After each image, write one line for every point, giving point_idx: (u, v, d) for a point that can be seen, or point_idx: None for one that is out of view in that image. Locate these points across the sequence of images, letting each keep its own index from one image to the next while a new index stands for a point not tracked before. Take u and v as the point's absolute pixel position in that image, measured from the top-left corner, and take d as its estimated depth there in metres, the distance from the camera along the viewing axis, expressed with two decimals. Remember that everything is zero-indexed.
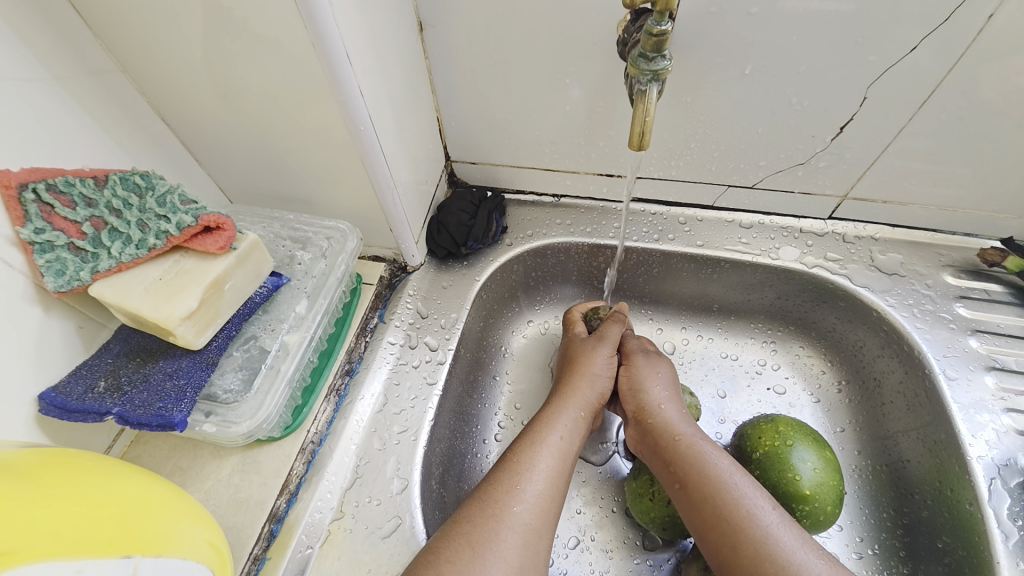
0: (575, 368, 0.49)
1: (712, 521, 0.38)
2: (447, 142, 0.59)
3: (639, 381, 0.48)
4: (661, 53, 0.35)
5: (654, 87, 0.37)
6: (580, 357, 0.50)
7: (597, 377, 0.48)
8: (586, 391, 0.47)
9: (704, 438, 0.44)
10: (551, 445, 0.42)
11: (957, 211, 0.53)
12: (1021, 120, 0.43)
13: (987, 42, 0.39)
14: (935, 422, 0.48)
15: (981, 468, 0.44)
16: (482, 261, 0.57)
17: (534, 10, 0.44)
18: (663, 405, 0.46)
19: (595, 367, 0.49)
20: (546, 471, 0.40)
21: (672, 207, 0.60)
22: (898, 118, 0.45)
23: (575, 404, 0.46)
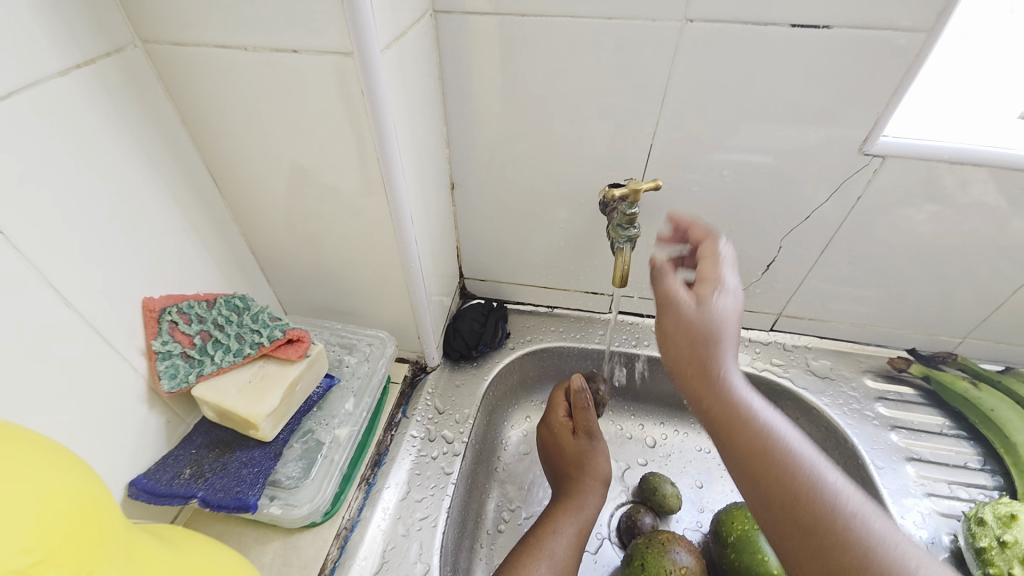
0: (568, 459, 0.56)
1: (777, 494, 0.34)
2: (462, 263, 0.72)
3: (682, 342, 0.41)
4: (632, 225, 0.49)
5: (629, 246, 0.51)
6: (572, 450, 0.56)
7: (586, 467, 0.55)
8: (581, 480, 0.54)
9: (760, 402, 0.38)
10: (563, 534, 0.48)
11: (867, 326, 0.67)
12: (892, 260, 0.59)
13: (860, 211, 0.56)
14: None
15: None
16: (490, 362, 0.67)
17: (539, 177, 0.60)
18: (710, 374, 0.39)
19: (589, 460, 0.55)
20: (560, 556, 0.46)
21: (645, 318, 0.73)
22: (808, 260, 0.62)
23: (578, 496, 0.53)
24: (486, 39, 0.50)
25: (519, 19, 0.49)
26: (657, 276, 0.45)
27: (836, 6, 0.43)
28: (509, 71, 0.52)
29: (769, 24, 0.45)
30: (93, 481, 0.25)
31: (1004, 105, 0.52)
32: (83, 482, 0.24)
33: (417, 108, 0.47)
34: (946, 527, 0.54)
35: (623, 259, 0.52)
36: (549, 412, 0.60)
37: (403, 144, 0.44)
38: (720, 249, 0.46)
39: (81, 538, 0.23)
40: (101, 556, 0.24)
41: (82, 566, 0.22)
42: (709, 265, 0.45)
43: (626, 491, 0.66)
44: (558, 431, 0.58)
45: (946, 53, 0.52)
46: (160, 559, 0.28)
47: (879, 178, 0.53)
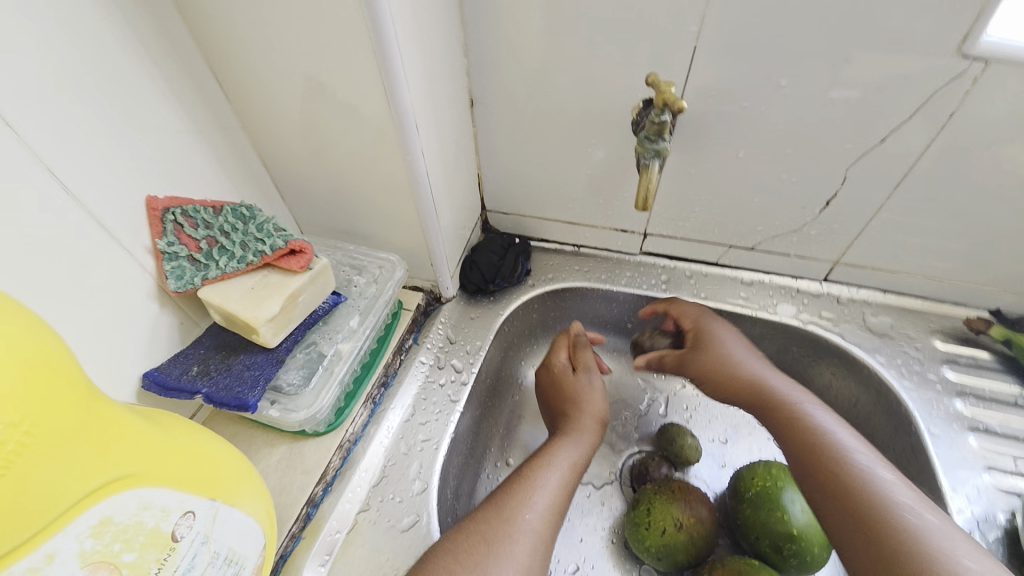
0: (568, 398, 0.55)
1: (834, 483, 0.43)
2: (484, 194, 0.68)
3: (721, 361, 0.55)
4: (662, 137, 0.45)
5: (657, 162, 0.47)
6: (572, 389, 0.55)
7: (587, 404, 0.54)
8: (580, 417, 0.53)
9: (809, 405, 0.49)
10: (559, 470, 0.47)
11: (943, 281, 0.58)
12: (986, 201, 0.49)
13: (950, 139, 0.46)
14: (921, 475, 0.51)
15: (962, 522, 0.47)
16: (507, 298, 0.66)
17: (565, 94, 0.54)
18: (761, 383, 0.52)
19: (588, 398, 0.55)
20: (553, 489, 0.45)
21: (679, 262, 0.67)
22: (877, 198, 0.52)
23: (577, 431, 0.52)
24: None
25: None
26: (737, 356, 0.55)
27: None
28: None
29: None
30: (63, 350, 0.26)
31: None
32: (49, 348, 0.25)
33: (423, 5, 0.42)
34: (1004, 505, 0.48)
35: (650, 178, 0.48)
36: (547, 357, 0.59)
37: (405, 41, 0.39)
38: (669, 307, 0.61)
39: (39, 395, 0.24)
40: (63, 416, 0.25)
41: (36, 419, 0.24)
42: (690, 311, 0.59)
43: (642, 438, 0.63)
44: (557, 372, 0.57)
45: None
46: (136, 432, 0.29)
47: (983, 94, 0.43)
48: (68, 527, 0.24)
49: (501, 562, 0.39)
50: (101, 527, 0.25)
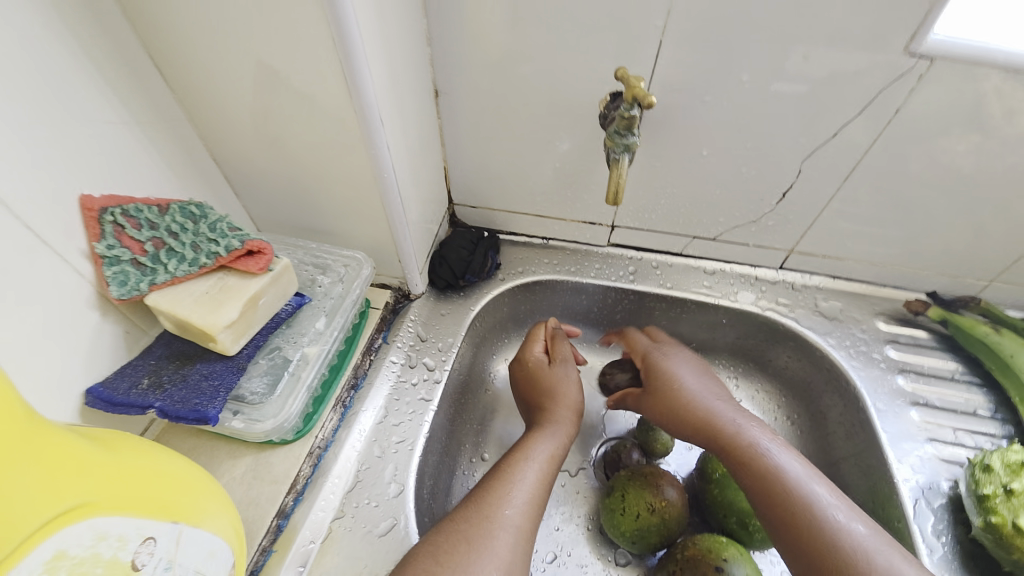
0: (544, 391, 0.55)
1: (780, 505, 0.43)
2: (451, 187, 0.67)
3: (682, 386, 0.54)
4: (631, 132, 0.46)
5: (626, 157, 0.48)
6: (548, 382, 0.56)
7: (563, 396, 0.55)
8: (558, 408, 0.54)
9: (758, 430, 0.49)
10: (535, 462, 0.47)
11: (885, 266, 0.62)
12: (923, 192, 0.53)
13: (895, 133, 0.49)
14: (868, 448, 0.55)
15: (907, 490, 0.51)
16: (477, 293, 0.65)
17: (532, 85, 0.53)
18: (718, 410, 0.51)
19: (564, 390, 0.55)
20: (532, 482, 0.45)
21: (645, 253, 0.68)
22: (828, 189, 0.55)
23: (555, 423, 0.52)
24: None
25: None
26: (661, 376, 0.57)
27: None
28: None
29: None
30: None
31: None
32: None
33: None
34: (946, 473, 0.52)
35: (619, 173, 0.48)
36: (522, 350, 0.59)
37: (366, 26, 0.37)
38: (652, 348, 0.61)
39: None
40: None
41: None
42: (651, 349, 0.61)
43: (614, 426, 0.65)
44: (532, 365, 0.57)
45: None
46: (81, 456, 0.27)
47: (923, 91, 0.45)
48: (18, 566, 0.21)
49: (484, 558, 0.38)
50: (55, 562, 0.23)
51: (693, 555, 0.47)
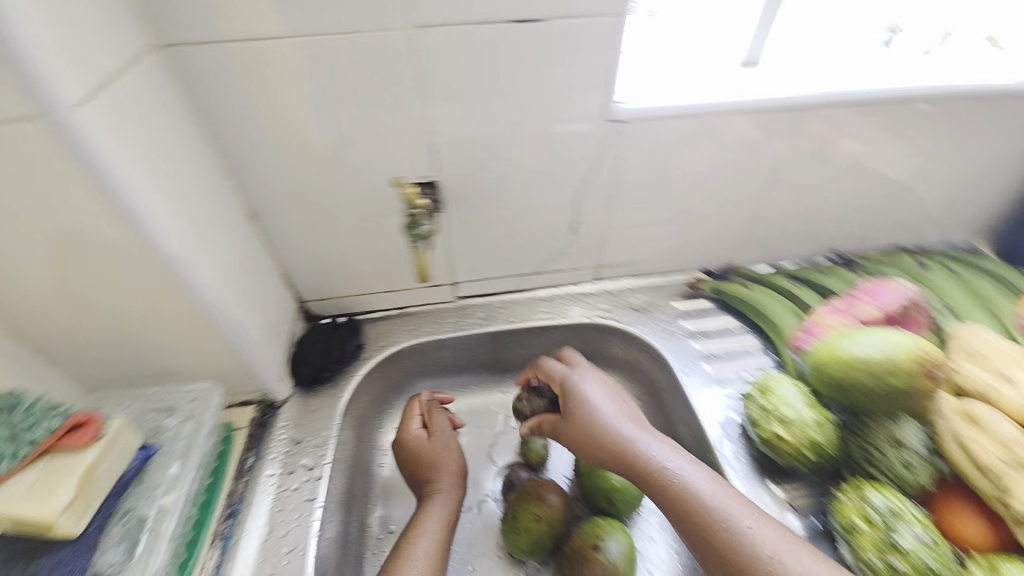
0: (426, 464, 0.60)
1: (698, 522, 0.47)
2: (297, 289, 0.70)
3: (598, 420, 0.57)
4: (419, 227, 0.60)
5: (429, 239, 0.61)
6: (430, 454, 0.61)
7: (444, 463, 0.60)
8: (443, 477, 0.59)
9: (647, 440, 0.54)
10: (431, 534, 0.53)
11: (668, 260, 0.78)
12: (666, 204, 0.70)
13: (630, 171, 0.64)
14: (681, 403, 0.68)
15: (713, 427, 0.63)
16: (345, 377, 0.69)
17: (338, 190, 0.60)
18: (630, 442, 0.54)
19: (444, 457, 0.61)
20: (428, 552, 0.52)
21: (489, 296, 0.78)
22: (603, 218, 0.70)
23: (440, 494, 0.58)
24: (234, 66, 0.49)
25: (267, 41, 0.48)
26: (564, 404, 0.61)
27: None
28: (274, 99, 0.52)
29: (494, 17, 0.50)
30: None
31: (711, 71, 0.64)
32: None
33: (160, 152, 0.45)
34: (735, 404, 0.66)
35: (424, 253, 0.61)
36: (399, 433, 0.63)
37: (146, 185, 0.42)
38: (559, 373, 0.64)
39: None
40: None
41: None
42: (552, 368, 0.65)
43: (504, 455, 0.72)
44: (411, 444, 0.62)
45: (655, 45, 0.66)
46: None
47: (632, 140, 0.61)
48: None
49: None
50: None
51: (580, 544, 0.55)
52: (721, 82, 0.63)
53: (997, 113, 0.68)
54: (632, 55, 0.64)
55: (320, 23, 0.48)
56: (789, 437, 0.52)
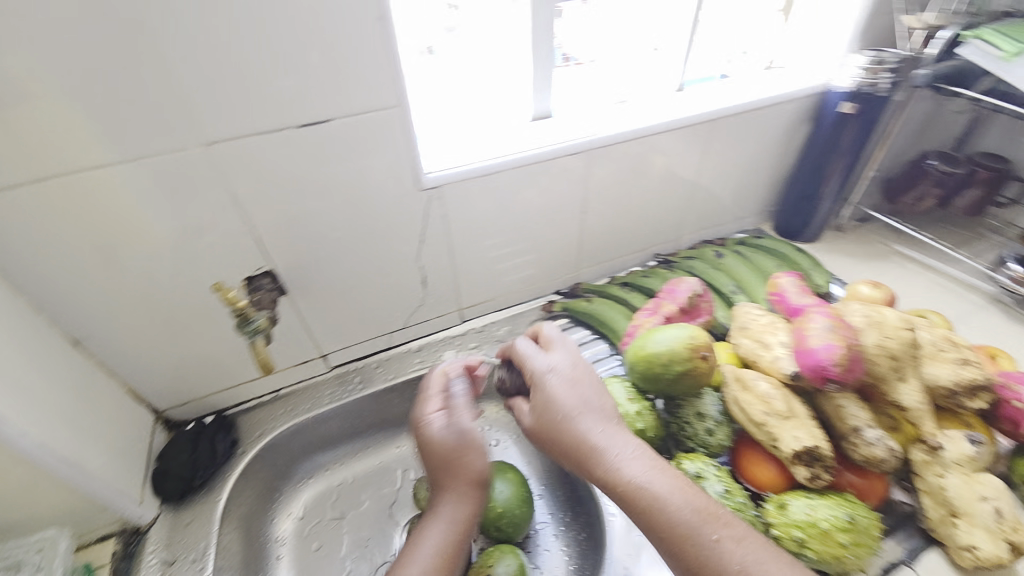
0: (436, 464, 0.55)
1: (662, 535, 0.45)
2: (150, 401, 0.68)
3: (575, 421, 0.51)
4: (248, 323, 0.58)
5: (261, 337, 0.59)
6: (433, 455, 0.55)
7: (456, 462, 0.54)
8: (451, 480, 0.54)
9: (625, 453, 0.48)
10: (443, 531, 0.52)
11: (521, 290, 0.87)
12: (501, 245, 0.78)
13: (458, 227, 0.72)
14: None
15: None
16: (220, 479, 0.68)
17: (170, 299, 0.60)
18: (610, 452, 0.49)
19: (454, 456, 0.55)
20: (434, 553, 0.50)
21: (364, 359, 0.81)
22: (448, 269, 0.76)
23: (449, 496, 0.53)
24: (35, 203, 0.49)
25: (95, 170, 0.49)
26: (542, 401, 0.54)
27: (328, 103, 0.53)
28: (85, 225, 0.52)
29: (280, 125, 0.53)
30: None
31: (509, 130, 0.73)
32: None
33: None
34: None
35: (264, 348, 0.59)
36: (418, 424, 0.57)
37: None
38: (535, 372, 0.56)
39: None
40: None
41: None
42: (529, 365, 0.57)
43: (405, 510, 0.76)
44: (427, 442, 0.55)
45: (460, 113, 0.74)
46: None
47: (451, 202, 0.68)
48: None
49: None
50: None
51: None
52: (518, 138, 0.72)
53: (741, 128, 0.84)
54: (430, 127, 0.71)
55: (120, 151, 0.49)
56: None
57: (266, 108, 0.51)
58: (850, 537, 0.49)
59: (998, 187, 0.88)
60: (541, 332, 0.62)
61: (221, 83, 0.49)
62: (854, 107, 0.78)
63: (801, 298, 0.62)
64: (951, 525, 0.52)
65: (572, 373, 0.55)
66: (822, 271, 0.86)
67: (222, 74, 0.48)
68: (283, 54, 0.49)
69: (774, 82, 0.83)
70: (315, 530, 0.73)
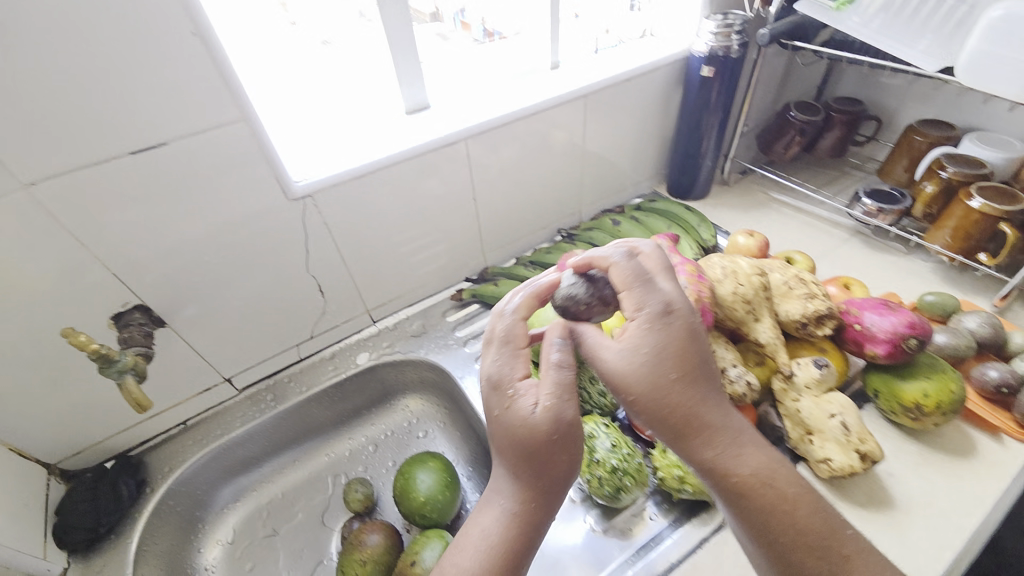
0: (517, 451, 0.40)
1: (775, 523, 0.39)
2: (38, 456, 0.64)
3: (699, 399, 0.40)
4: (114, 360, 0.55)
5: (131, 375, 0.56)
6: (517, 438, 0.40)
7: (544, 449, 0.40)
8: (523, 471, 0.41)
9: (739, 438, 0.41)
10: (495, 517, 0.42)
11: (428, 283, 0.89)
12: (397, 243, 0.79)
13: (345, 231, 0.71)
14: (465, 403, 0.79)
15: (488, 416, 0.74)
16: (133, 521, 0.66)
17: (34, 348, 0.57)
18: (739, 443, 0.40)
19: (541, 442, 0.39)
20: (483, 549, 0.41)
21: (276, 375, 0.80)
22: (345, 273, 0.76)
23: (517, 490, 0.42)
24: None
25: None
26: (649, 356, 0.40)
27: (166, 124, 0.52)
28: None
29: (114, 152, 0.50)
30: None
31: (383, 129, 0.73)
32: None
33: None
34: None
35: (138, 386, 0.56)
36: (504, 395, 0.41)
37: None
38: (647, 309, 0.41)
39: None
40: None
41: None
42: (629, 299, 0.42)
43: (339, 515, 0.76)
44: (518, 421, 0.40)
45: (332, 115, 0.73)
46: None
47: (330, 207, 0.68)
48: None
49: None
50: None
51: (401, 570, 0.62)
52: (393, 134, 0.72)
53: (617, 99, 0.86)
54: (294, 137, 0.70)
55: None
56: None
57: (91, 135, 0.49)
58: None
59: (855, 128, 0.95)
60: (638, 250, 0.45)
61: (29, 115, 0.45)
62: (712, 70, 0.82)
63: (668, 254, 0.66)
64: (808, 442, 0.57)
65: (689, 332, 0.41)
66: (709, 226, 0.92)
67: (28, 106, 0.45)
68: (97, 77, 0.46)
69: (640, 53, 0.87)
70: (245, 553, 0.72)
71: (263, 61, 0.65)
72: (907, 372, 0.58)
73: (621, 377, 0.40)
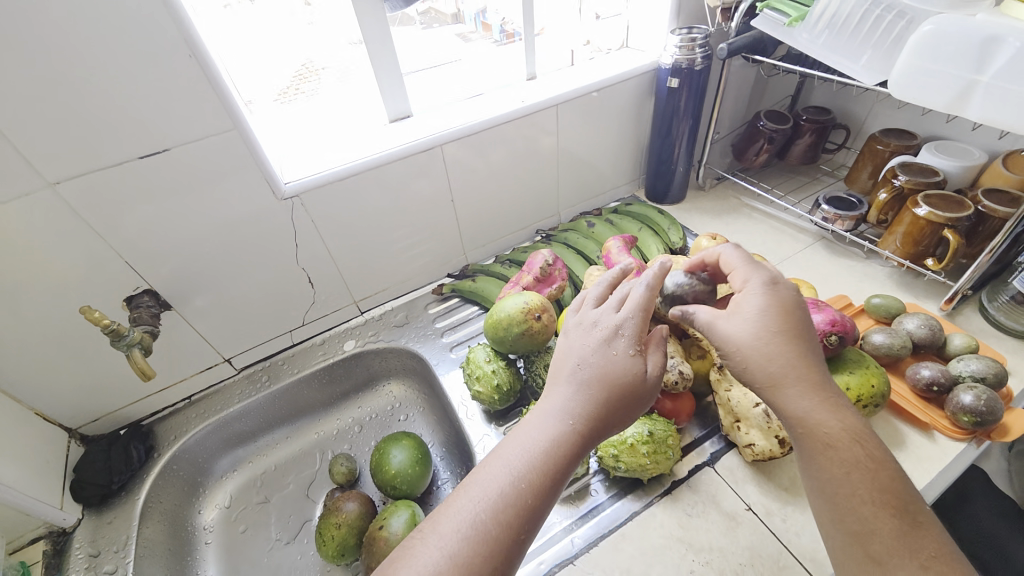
0: (621, 381, 0.47)
1: (850, 484, 0.42)
2: (61, 421, 0.74)
3: (799, 359, 0.45)
4: (123, 335, 0.63)
5: (138, 348, 0.65)
6: (625, 370, 0.48)
7: (641, 381, 0.48)
8: (620, 396, 0.47)
9: (834, 401, 0.44)
10: (553, 421, 0.46)
11: (411, 278, 0.96)
12: (380, 240, 0.86)
13: (331, 229, 0.79)
14: (438, 387, 0.86)
15: (457, 399, 0.81)
16: (140, 481, 0.74)
17: (59, 325, 0.66)
18: (836, 402, 0.44)
19: (639, 377, 0.48)
20: (535, 445, 0.45)
21: (272, 358, 0.89)
22: (332, 267, 0.84)
23: (602, 414, 0.47)
24: None
25: None
26: (757, 313, 0.47)
27: (169, 134, 0.60)
28: None
29: (125, 158, 0.59)
30: None
31: (367, 137, 0.80)
32: None
33: None
34: None
35: (143, 358, 0.64)
36: (614, 337, 0.49)
37: None
38: (758, 279, 0.49)
39: None
40: None
41: None
42: (740, 272, 0.51)
43: (322, 486, 0.84)
44: (622, 360, 0.48)
45: (322, 125, 0.81)
46: None
47: (317, 206, 0.75)
48: None
49: (450, 525, 0.41)
50: None
51: (369, 534, 0.69)
52: (376, 141, 0.79)
53: (590, 108, 0.92)
54: (287, 145, 0.78)
55: None
56: (483, 388, 0.70)
57: (105, 144, 0.57)
58: (648, 447, 0.58)
59: (826, 135, 0.98)
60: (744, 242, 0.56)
61: (55, 127, 0.54)
62: (678, 82, 0.87)
63: (619, 253, 0.74)
64: (737, 429, 0.62)
65: (794, 304, 0.47)
66: (678, 228, 0.96)
67: (54, 119, 0.54)
68: (111, 96, 0.55)
69: (612, 66, 0.93)
70: (238, 517, 0.81)
71: (260, 78, 0.74)
72: (835, 366, 0.61)
73: (735, 329, 0.47)
